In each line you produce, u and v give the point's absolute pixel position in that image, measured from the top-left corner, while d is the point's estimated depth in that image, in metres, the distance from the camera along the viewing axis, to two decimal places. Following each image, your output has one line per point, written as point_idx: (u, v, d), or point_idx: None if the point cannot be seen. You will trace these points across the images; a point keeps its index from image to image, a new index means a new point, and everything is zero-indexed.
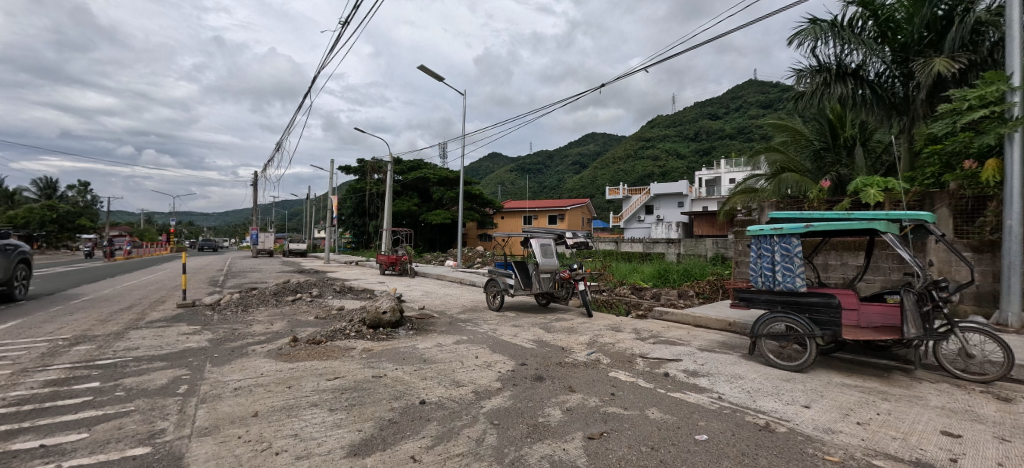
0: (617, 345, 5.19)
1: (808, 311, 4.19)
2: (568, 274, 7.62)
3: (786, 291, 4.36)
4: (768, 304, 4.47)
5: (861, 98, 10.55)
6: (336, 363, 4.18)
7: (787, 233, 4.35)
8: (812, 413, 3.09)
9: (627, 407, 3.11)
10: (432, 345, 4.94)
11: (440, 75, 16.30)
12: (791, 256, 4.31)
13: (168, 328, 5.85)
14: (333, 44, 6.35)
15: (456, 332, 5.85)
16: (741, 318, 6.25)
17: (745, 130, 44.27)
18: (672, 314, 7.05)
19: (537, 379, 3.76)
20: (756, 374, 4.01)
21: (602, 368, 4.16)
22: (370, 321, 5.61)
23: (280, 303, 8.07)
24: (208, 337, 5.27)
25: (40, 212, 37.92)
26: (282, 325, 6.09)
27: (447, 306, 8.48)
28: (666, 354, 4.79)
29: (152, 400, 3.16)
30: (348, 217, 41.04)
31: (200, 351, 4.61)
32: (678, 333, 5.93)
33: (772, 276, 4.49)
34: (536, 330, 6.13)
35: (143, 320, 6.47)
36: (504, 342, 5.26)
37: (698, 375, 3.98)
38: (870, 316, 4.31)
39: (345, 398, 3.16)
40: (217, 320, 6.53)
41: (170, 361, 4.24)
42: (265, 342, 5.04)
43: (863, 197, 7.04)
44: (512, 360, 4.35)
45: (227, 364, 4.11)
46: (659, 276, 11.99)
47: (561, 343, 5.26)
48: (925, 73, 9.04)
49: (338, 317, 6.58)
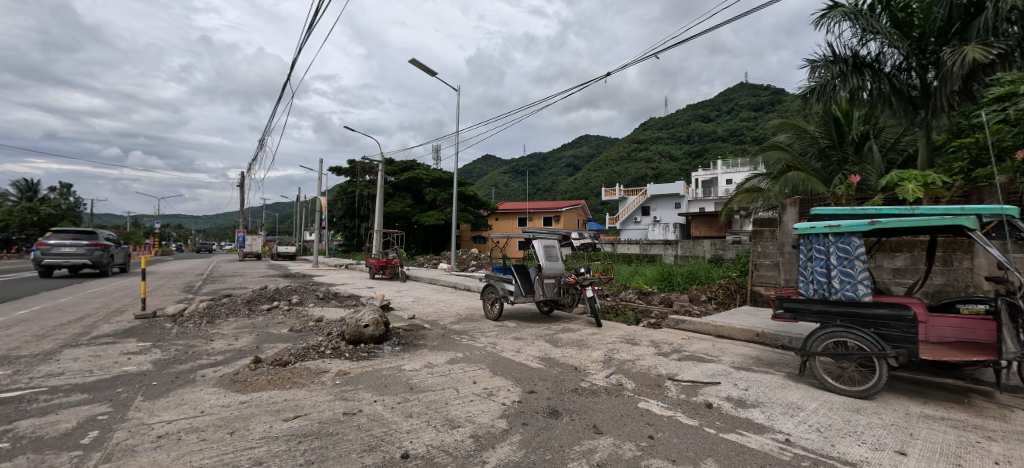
0: (638, 363, 4.43)
1: (874, 325, 3.50)
2: (575, 279, 6.82)
3: (845, 301, 3.66)
4: (822, 316, 3.76)
5: (879, 92, 9.92)
6: (301, 393, 3.36)
7: (845, 231, 3.61)
8: (916, 464, 2.38)
9: (675, 459, 2.37)
10: (422, 367, 4.15)
11: (433, 72, 15.65)
12: (851, 259, 3.60)
13: (112, 346, 4.96)
14: (314, 16, 5.64)
15: (450, 348, 5.07)
16: (771, 328, 5.57)
17: (737, 133, 45.85)
18: (690, 323, 6.34)
19: (551, 415, 2.99)
20: (816, 403, 3.28)
21: (627, 396, 3.41)
22: (350, 336, 4.83)
23: (252, 314, 7.20)
24: (154, 358, 4.42)
25: (18, 214, 36.24)
26: (248, 342, 5.24)
27: (440, 315, 7.65)
28: (699, 375, 4.05)
29: (40, 457, 2.34)
30: (339, 219, 39.94)
31: (138, 377, 3.78)
32: (703, 347, 5.22)
33: (826, 283, 3.78)
34: (542, 343, 5.35)
35: (87, 335, 5.57)
36: (506, 360, 4.51)
37: (747, 405, 3.25)
38: (942, 330, 3.68)
39: (303, 451, 2.37)
40: (174, 334, 5.66)
41: (95, 392, 3.41)
42: (219, 364, 4.20)
43: (900, 193, 6.35)
44: (518, 386, 3.58)
45: (163, 396, 3.29)
46: (663, 279, 11.32)
47: (572, 361, 4.51)
48: (956, 62, 8.50)
49: (315, 330, 5.74)
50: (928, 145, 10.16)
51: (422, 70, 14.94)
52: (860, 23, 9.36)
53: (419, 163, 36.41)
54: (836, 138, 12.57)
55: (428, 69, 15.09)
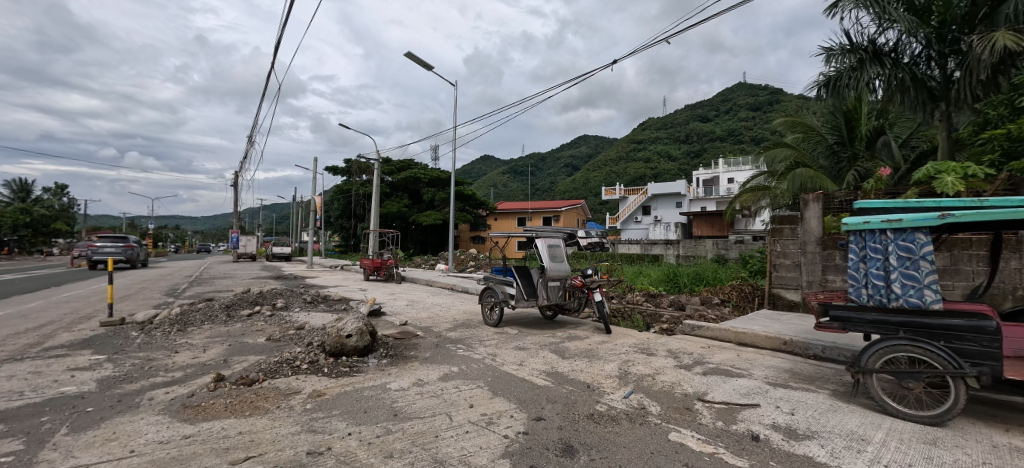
0: (658, 380, 3.86)
1: (946, 338, 2.96)
2: (582, 282, 6.22)
3: (908, 308, 3.11)
4: (877, 326, 3.24)
5: (900, 83, 9.34)
6: (260, 424, 2.77)
7: (907, 227, 3.06)
8: None
9: None
10: (411, 386, 3.57)
11: (428, 65, 15.04)
12: (915, 259, 3.06)
13: (59, 360, 4.35)
14: None
15: (443, 360, 4.49)
16: (800, 336, 5.04)
17: (736, 132, 45.52)
18: (707, 329, 5.79)
19: (564, 453, 2.41)
20: (881, 433, 2.75)
21: (654, 424, 2.84)
22: (330, 348, 4.28)
23: (231, 320, 6.62)
24: (101, 376, 3.81)
25: (9, 216, 35.12)
26: (217, 354, 4.66)
27: (435, 320, 7.07)
28: (732, 394, 3.48)
29: None
30: (335, 219, 39.28)
31: (72, 402, 3.18)
32: (727, 357, 4.69)
33: (884, 289, 3.22)
34: (547, 354, 4.79)
35: (38, 347, 4.96)
36: (507, 376, 3.94)
37: (800, 437, 2.69)
38: (1016, 343, 3.10)
39: None
40: (137, 345, 5.07)
41: (12, 423, 2.81)
42: (175, 383, 3.60)
43: (937, 186, 5.81)
44: (525, 411, 3.01)
45: (92, 428, 2.71)
46: (669, 280, 10.76)
47: (582, 376, 3.95)
48: (985, 48, 7.92)
49: (295, 340, 5.17)
50: (949, 138, 9.65)
51: (418, 65, 14.39)
52: (879, 10, 8.81)
53: (417, 162, 35.80)
54: (846, 133, 12.09)
55: (425, 64, 14.55)
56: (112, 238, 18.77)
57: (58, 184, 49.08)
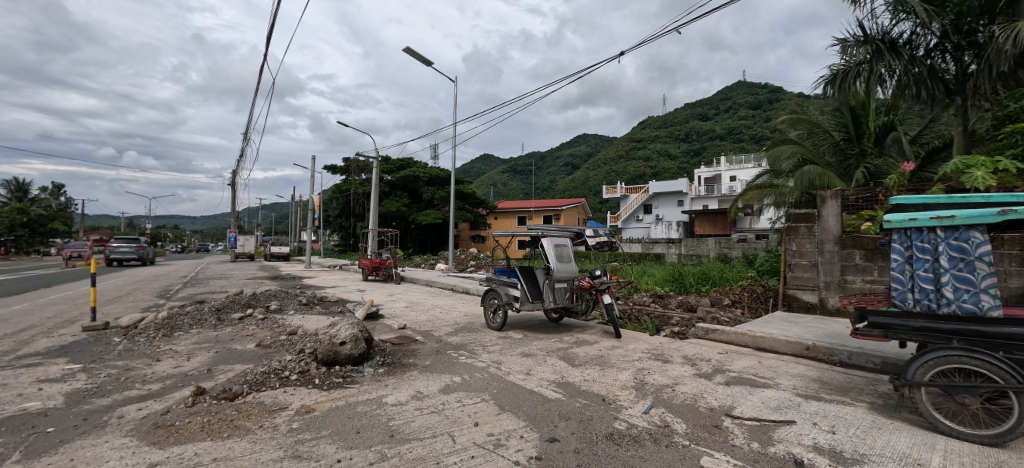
0: (678, 391, 3.55)
1: (1005, 349, 2.65)
2: (590, 283, 5.90)
3: (962, 315, 2.82)
4: (925, 334, 2.93)
5: (916, 76, 9.00)
6: (239, 447, 2.45)
7: (960, 225, 2.75)
8: None
9: None
10: (409, 400, 3.26)
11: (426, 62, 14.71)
12: (971, 260, 2.75)
13: (28, 371, 4.01)
14: None
15: (444, 369, 4.18)
16: (824, 340, 4.73)
17: (736, 131, 45.29)
18: (723, 333, 5.48)
19: None
20: (937, 455, 2.46)
21: (681, 446, 2.54)
22: (322, 357, 3.96)
23: (220, 324, 6.31)
24: (69, 389, 3.48)
25: (6, 216, 34.78)
26: (201, 362, 4.33)
27: (435, 323, 6.75)
28: (761, 408, 3.17)
29: None
30: (333, 218, 38.95)
31: (30, 421, 2.85)
32: (748, 364, 4.38)
33: (935, 293, 2.90)
34: (555, 361, 4.48)
35: (12, 355, 4.64)
36: (513, 387, 3.61)
37: (848, 461, 2.39)
38: None
39: None
40: (117, 352, 4.75)
41: None
42: (151, 397, 3.28)
43: (967, 181, 5.49)
44: (535, 432, 2.69)
45: (47, 454, 2.39)
46: (675, 280, 10.44)
47: (595, 388, 3.63)
48: (1006, 39, 7.58)
49: (286, 347, 4.84)
50: (966, 132, 9.33)
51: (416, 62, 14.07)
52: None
53: (416, 161, 35.45)
54: (853, 131, 11.60)
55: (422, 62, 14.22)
56: (125, 241, 19.69)
57: (54, 184, 48.64)
